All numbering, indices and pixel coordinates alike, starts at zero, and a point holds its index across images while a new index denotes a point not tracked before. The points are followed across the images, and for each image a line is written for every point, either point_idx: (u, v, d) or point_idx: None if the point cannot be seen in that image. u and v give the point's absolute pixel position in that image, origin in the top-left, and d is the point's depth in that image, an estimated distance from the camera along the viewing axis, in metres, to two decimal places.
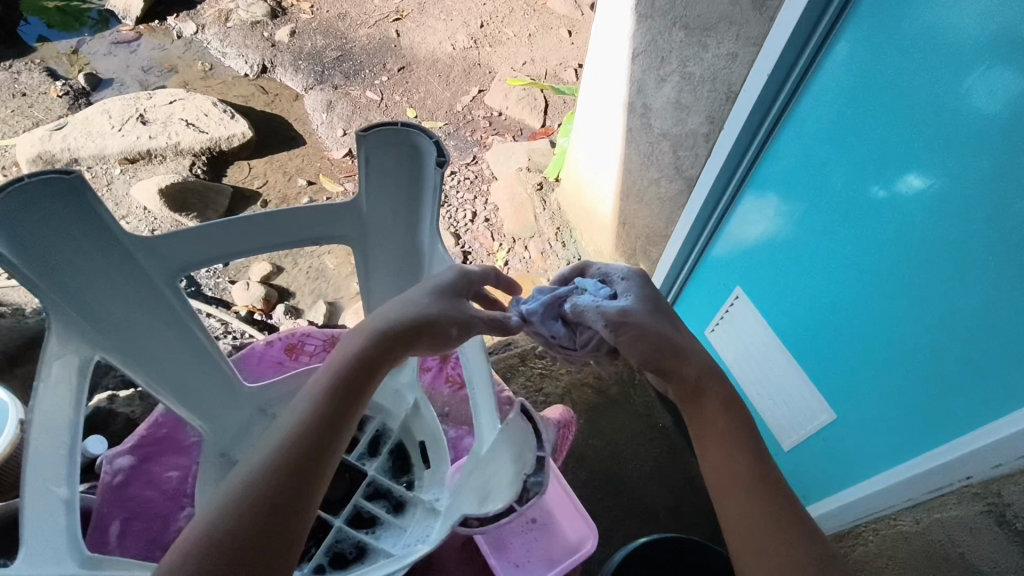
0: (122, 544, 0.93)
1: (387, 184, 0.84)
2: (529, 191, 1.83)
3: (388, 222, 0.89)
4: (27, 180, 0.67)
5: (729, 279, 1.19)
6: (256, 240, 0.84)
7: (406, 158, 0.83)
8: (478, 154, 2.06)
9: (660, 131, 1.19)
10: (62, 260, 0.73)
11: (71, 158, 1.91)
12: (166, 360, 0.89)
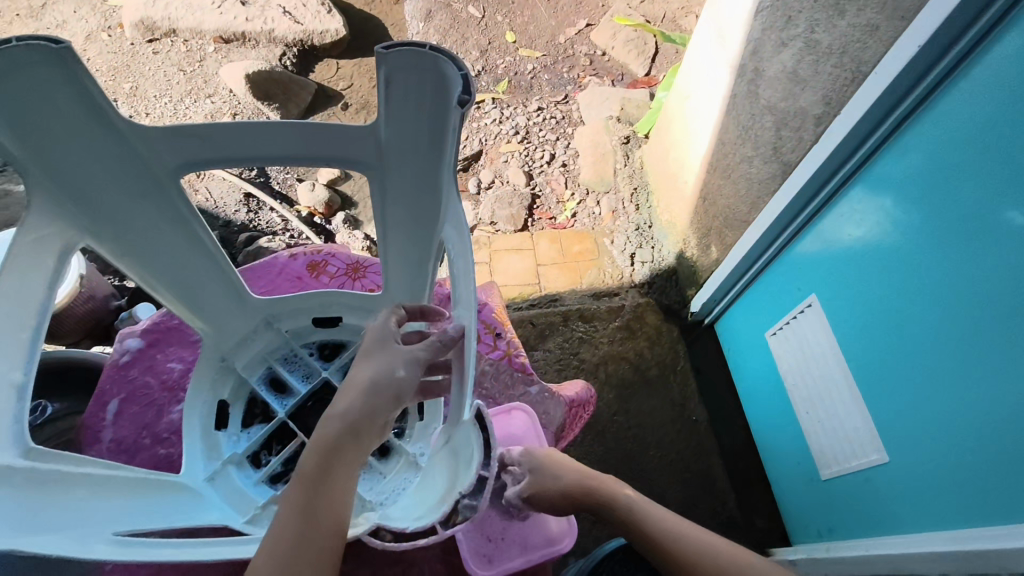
0: (116, 426, 0.86)
1: (411, 116, 0.60)
2: (614, 143, 1.71)
3: (407, 173, 0.65)
4: (13, 44, 0.51)
5: (804, 282, 1.06)
6: (235, 155, 0.63)
7: (432, 86, 0.57)
8: (570, 94, 1.93)
9: (766, 103, 1.04)
10: (46, 139, 0.57)
11: (170, 29, 1.95)
12: (169, 266, 0.72)
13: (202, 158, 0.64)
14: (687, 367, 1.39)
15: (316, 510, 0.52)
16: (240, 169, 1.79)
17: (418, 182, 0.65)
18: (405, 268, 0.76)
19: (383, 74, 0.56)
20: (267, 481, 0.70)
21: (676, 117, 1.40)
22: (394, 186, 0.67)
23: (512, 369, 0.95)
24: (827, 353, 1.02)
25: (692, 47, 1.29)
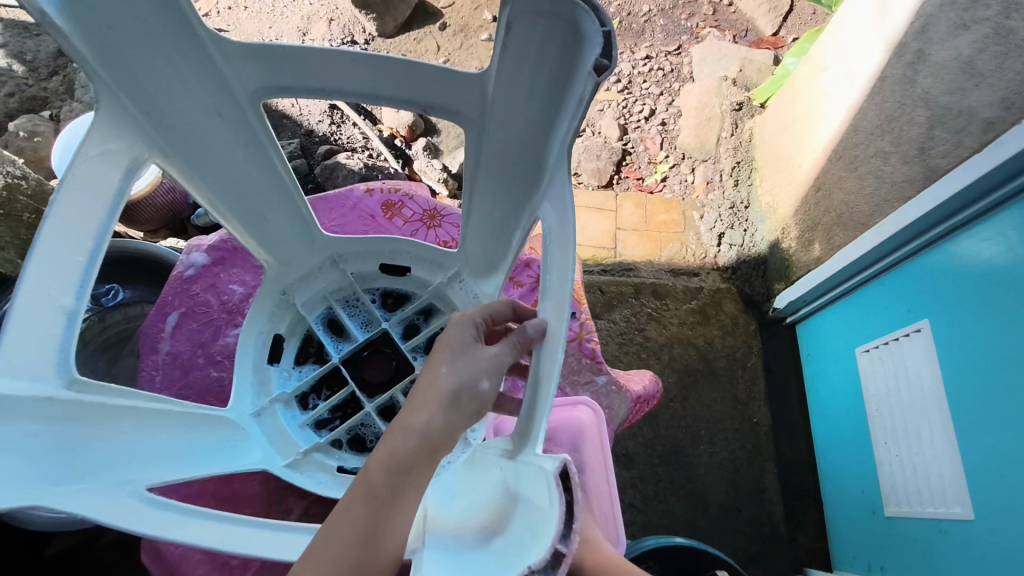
0: (173, 339, 0.86)
1: (528, 70, 0.52)
2: (724, 108, 1.54)
3: (509, 130, 0.59)
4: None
5: (908, 305, 0.95)
6: (319, 82, 0.60)
7: (562, 41, 0.48)
8: (685, 45, 1.78)
9: (923, 93, 0.91)
10: (120, 42, 0.53)
11: None
12: (242, 188, 0.68)
13: (283, 80, 0.60)
14: (758, 365, 1.30)
15: (375, 538, 0.43)
16: None
17: (517, 142, 0.59)
18: (485, 232, 0.71)
19: (507, 19, 0.48)
20: (312, 425, 0.69)
21: (805, 90, 1.25)
22: (493, 140, 0.61)
23: (580, 354, 0.89)
24: (921, 388, 0.92)
25: (842, 14, 1.13)
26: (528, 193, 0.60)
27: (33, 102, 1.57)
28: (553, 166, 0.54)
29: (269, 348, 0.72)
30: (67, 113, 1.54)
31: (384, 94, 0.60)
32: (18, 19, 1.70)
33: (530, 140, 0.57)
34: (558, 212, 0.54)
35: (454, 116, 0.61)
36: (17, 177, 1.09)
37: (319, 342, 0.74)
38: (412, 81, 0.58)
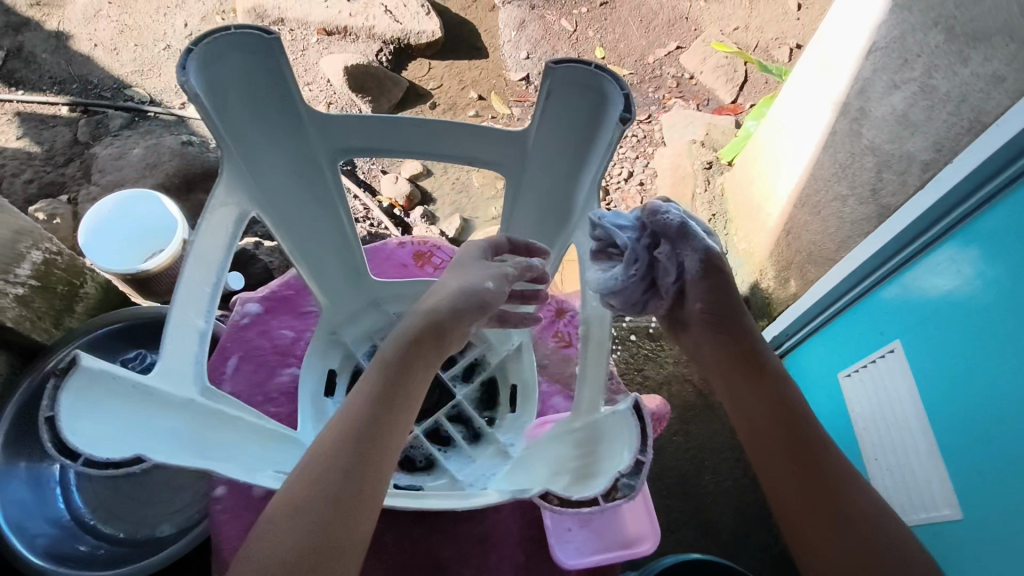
0: (234, 378, 1.03)
1: (561, 125, 0.79)
2: (696, 167, 1.71)
3: (545, 168, 0.85)
4: (229, 31, 0.70)
5: (879, 331, 1.06)
6: (395, 142, 0.83)
7: (586, 106, 0.76)
8: (654, 114, 1.97)
9: (868, 142, 1.06)
10: (238, 107, 0.75)
11: (279, 18, 2.04)
12: (310, 233, 0.91)
13: (366, 139, 0.84)
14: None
15: (378, 432, 0.64)
16: None
17: (550, 179, 0.86)
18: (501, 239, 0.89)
19: (546, 90, 0.75)
20: None
21: (768, 148, 1.40)
22: (530, 179, 0.87)
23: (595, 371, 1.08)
24: (902, 404, 1.00)
25: (794, 79, 1.29)
26: (560, 226, 0.92)
27: (51, 187, 1.67)
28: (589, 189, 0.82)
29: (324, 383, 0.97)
30: (84, 196, 1.64)
31: (439, 151, 0.84)
32: (34, 113, 1.82)
33: (566, 175, 0.84)
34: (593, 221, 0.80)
35: (495, 163, 0.86)
36: (54, 253, 1.15)
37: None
38: (455, 139, 0.82)
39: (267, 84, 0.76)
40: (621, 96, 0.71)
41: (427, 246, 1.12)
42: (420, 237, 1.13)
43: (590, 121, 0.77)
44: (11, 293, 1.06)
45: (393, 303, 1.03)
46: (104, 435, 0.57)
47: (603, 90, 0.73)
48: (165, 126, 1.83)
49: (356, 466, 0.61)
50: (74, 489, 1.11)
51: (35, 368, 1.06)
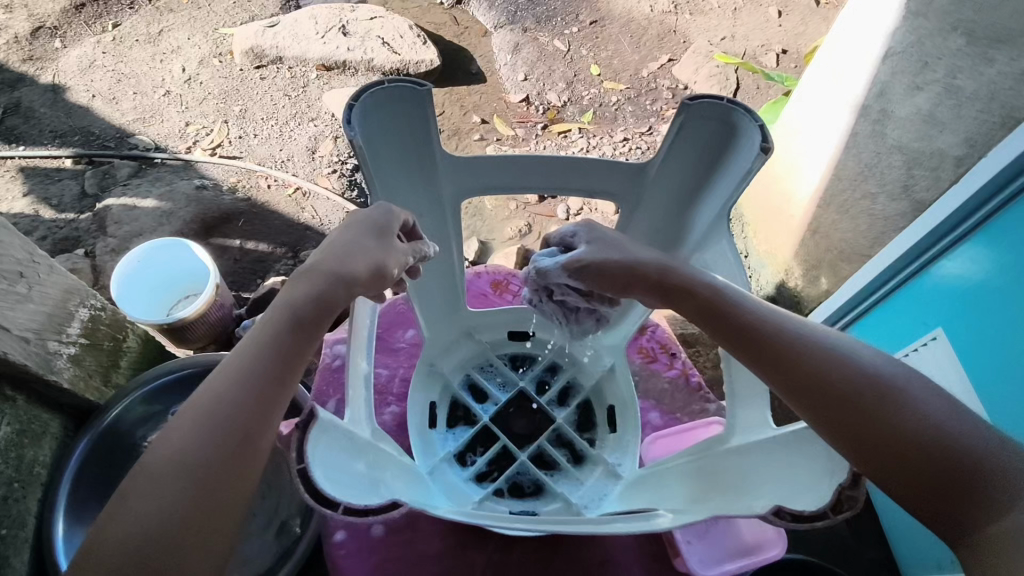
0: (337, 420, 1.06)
1: (682, 160, 0.84)
2: None
3: (665, 200, 0.89)
4: (386, 86, 0.76)
5: (917, 320, 1.09)
6: (541, 180, 0.87)
7: (711, 141, 0.80)
8: (654, 126, 2.02)
9: (894, 142, 1.11)
10: (382, 152, 0.81)
11: (277, 56, 2.05)
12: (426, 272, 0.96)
13: (503, 182, 0.87)
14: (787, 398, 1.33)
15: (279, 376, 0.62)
16: (342, 186, 1.80)
17: (664, 212, 0.90)
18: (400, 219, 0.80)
19: (679, 126, 0.80)
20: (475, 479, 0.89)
21: (781, 151, 1.44)
22: (648, 211, 0.91)
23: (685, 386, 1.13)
24: (944, 392, 1.02)
25: (802, 88, 1.37)
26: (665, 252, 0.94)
27: (66, 243, 1.62)
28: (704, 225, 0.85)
29: (428, 416, 0.96)
30: (102, 249, 1.60)
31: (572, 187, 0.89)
32: (39, 167, 1.78)
33: (679, 207, 0.89)
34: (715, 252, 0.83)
35: (609, 195, 0.90)
36: (98, 308, 1.14)
37: (464, 405, 0.98)
38: (594, 172, 0.87)
39: (404, 133, 0.82)
40: (756, 127, 0.73)
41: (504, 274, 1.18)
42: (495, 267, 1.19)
43: (720, 152, 0.80)
44: (65, 353, 1.04)
45: (487, 331, 1.04)
46: (341, 482, 0.62)
47: (734, 122, 0.76)
48: (174, 171, 1.79)
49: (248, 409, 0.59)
50: None
51: (91, 425, 1.06)
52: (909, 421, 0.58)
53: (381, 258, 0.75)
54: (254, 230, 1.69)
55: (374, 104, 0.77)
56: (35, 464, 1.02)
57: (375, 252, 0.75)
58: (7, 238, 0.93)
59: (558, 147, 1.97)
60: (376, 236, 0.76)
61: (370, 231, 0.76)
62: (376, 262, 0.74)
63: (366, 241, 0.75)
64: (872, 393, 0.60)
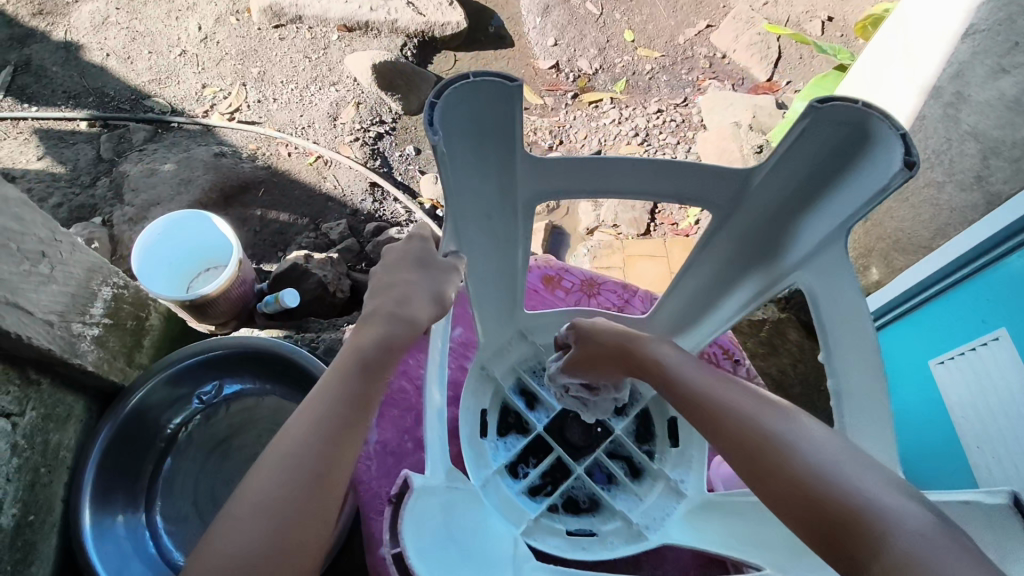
0: (380, 427, 0.96)
1: (801, 158, 0.62)
2: (746, 152, 1.65)
3: (767, 205, 0.67)
4: (472, 79, 0.57)
5: (970, 320, 1.01)
6: (620, 184, 0.69)
7: (844, 139, 0.59)
8: (690, 97, 1.91)
9: (969, 127, 1.03)
10: (464, 145, 0.62)
11: (297, 15, 1.95)
12: (490, 274, 0.79)
13: (584, 184, 0.69)
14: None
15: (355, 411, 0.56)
16: (364, 156, 1.73)
17: (766, 220, 0.69)
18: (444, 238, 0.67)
19: (801, 127, 0.59)
20: (528, 492, 0.82)
21: None
22: (745, 218, 0.70)
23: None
24: (991, 398, 0.94)
25: (861, 62, 1.30)
26: (746, 267, 0.75)
27: (81, 211, 1.55)
28: (814, 239, 0.65)
29: (479, 424, 0.85)
30: (119, 218, 1.52)
31: (658, 192, 0.70)
32: (52, 130, 1.71)
33: (784, 215, 0.68)
34: (828, 273, 0.64)
35: (703, 203, 0.70)
36: (121, 287, 1.11)
37: (517, 411, 0.88)
38: (689, 175, 0.67)
39: (487, 123, 0.62)
40: (900, 139, 0.53)
41: (555, 267, 1.00)
42: (544, 259, 1.01)
43: (840, 160, 0.60)
44: (88, 335, 1.01)
45: (538, 334, 0.90)
46: (428, 542, 0.59)
47: (870, 130, 0.56)
48: (191, 136, 1.72)
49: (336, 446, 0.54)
50: (165, 535, 1.07)
51: (114, 412, 1.02)
52: (781, 484, 0.49)
53: (434, 280, 0.67)
54: (274, 200, 1.63)
55: (462, 98, 0.58)
56: (60, 448, 1.00)
57: (422, 280, 0.66)
58: (30, 216, 0.91)
59: (589, 118, 1.86)
60: (419, 264, 0.67)
61: (411, 259, 0.68)
62: (429, 288, 0.66)
63: (407, 271, 0.67)
64: (758, 440, 0.52)
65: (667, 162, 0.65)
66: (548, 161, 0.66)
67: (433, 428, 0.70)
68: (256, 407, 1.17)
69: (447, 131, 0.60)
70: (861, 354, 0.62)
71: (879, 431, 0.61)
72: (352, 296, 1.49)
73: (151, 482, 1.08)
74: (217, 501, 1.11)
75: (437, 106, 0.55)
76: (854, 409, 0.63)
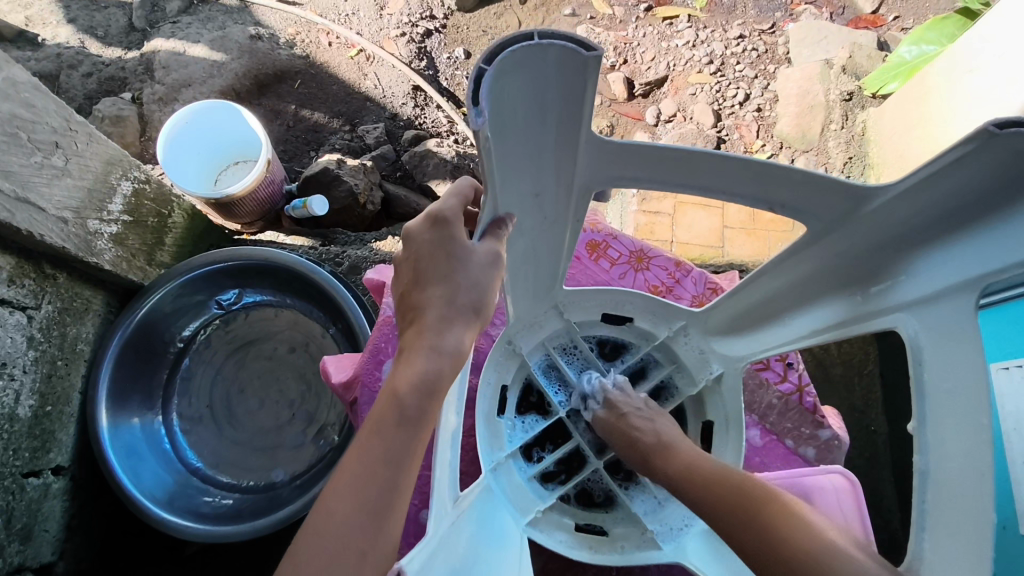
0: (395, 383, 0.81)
1: (947, 186, 0.45)
2: (832, 97, 1.46)
3: (878, 230, 0.51)
4: (536, 40, 0.41)
5: (1013, 339, 0.83)
6: (683, 177, 0.53)
7: (1015, 174, 0.42)
8: (779, 23, 1.61)
9: None
10: (512, 114, 0.46)
11: None
12: (526, 254, 0.63)
13: (639, 173, 0.53)
14: (875, 373, 1.14)
15: (405, 453, 0.47)
16: (410, 55, 1.58)
17: (869, 247, 0.53)
18: (485, 209, 0.51)
19: (960, 151, 0.43)
20: (540, 479, 0.67)
21: (940, 91, 1.20)
22: (842, 239, 0.54)
23: (800, 408, 0.79)
24: None
25: (997, 10, 1.09)
26: (828, 290, 0.59)
27: (111, 83, 1.47)
28: (931, 285, 0.49)
29: (498, 400, 0.68)
30: (148, 95, 1.44)
31: (732, 190, 0.53)
32: None
33: (899, 243, 0.51)
34: (940, 332, 0.48)
35: (805, 213, 0.53)
36: (142, 182, 1.05)
37: (539, 390, 0.71)
38: (783, 178, 0.50)
39: (543, 91, 0.45)
40: None
41: (602, 232, 0.89)
42: (593, 221, 0.89)
43: (1000, 198, 0.44)
44: (106, 233, 0.96)
45: (575, 312, 0.72)
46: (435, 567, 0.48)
47: None
48: (227, 12, 1.59)
49: (388, 500, 0.45)
50: (180, 433, 1.07)
51: (128, 314, 0.97)
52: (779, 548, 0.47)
53: (472, 279, 0.51)
54: (310, 94, 1.52)
55: (522, 61, 0.42)
56: (78, 341, 0.96)
57: (458, 286, 0.51)
58: (42, 103, 0.85)
59: (659, 37, 1.60)
60: (449, 259, 0.52)
61: (436, 254, 0.52)
62: (470, 294, 0.51)
63: (441, 260, 0.52)
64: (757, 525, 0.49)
65: (773, 163, 0.49)
66: (613, 145, 0.49)
67: (446, 453, 0.54)
68: (274, 318, 1.13)
69: (494, 108, 0.44)
70: (969, 450, 0.44)
71: (969, 557, 0.41)
72: (383, 209, 1.40)
73: (167, 380, 1.08)
74: (231, 407, 1.10)
75: (486, 74, 0.41)
76: (931, 514, 0.45)
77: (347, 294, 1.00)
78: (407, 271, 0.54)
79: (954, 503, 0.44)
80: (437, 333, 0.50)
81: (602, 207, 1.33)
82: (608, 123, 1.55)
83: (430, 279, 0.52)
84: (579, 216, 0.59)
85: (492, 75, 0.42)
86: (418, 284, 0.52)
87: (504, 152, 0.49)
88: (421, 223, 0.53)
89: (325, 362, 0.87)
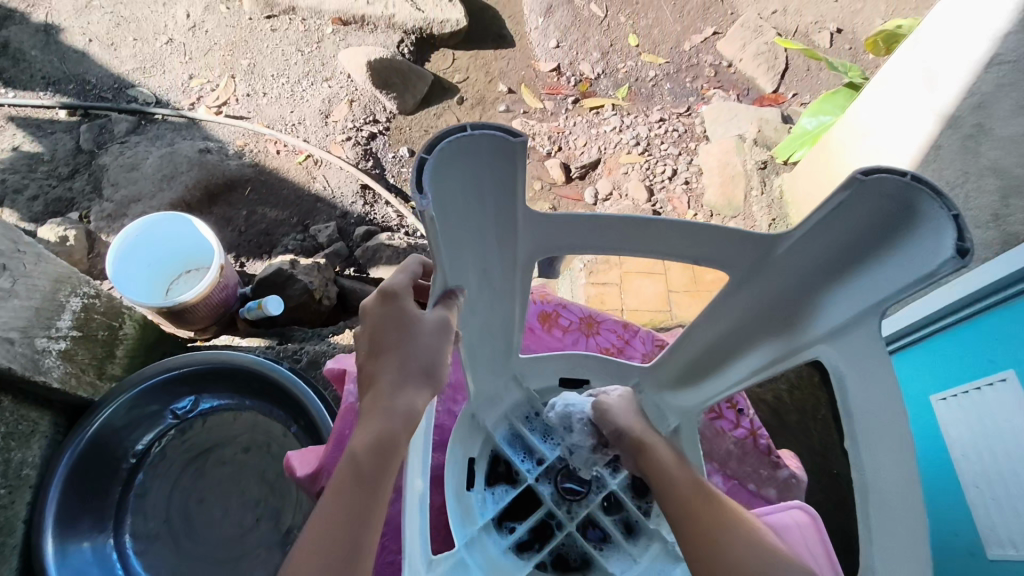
0: None
1: (837, 228, 0.51)
2: (749, 167, 1.60)
3: (790, 273, 0.57)
4: (469, 131, 0.46)
5: (945, 371, 0.91)
6: (616, 242, 0.58)
7: (890, 213, 0.48)
8: (693, 107, 1.78)
9: (989, 164, 0.96)
10: (453, 196, 0.50)
11: (290, 6, 1.84)
12: (481, 326, 0.66)
13: (576, 242, 0.58)
14: (828, 417, 1.18)
15: (367, 514, 0.48)
16: (356, 157, 1.66)
17: (784, 289, 0.58)
18: (435, 284, 0.54)
19: (840, 197, 0.49)
20: (515, 549, 0.67)
21: (839, 153, 1.34)
22: (761, 285, 0.59)
23: (757, 453, 0.82)
24: (983, 441, 0.82)
25: (879, 81, 1.23)
26: (757, 331, 0.64)
27: (58, 205, 1.49)
28: (842, 317, 0.54)
29: (466, 472, 0.70)
30: (97, 213, 1.46)
31: (661, 249, 0.58)
32: (30, 117, 1.63)
33: (808, 284, 0.57)
34: (856, 360, 0.53)
35: (724, 264, 0.58)
36: (93, 296, 1.05)
37: (506, 460, 0.72)
38: (702, 234, 0.55)
39: (481, 173, 0.50)
40: (952, 219, 0.44)
41: (552, 302, 0.93)
42: (542, 292, 0.93)
43: (878, 235, 0.50)
44: (54, 350, 0.95)
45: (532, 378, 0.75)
46: None
47: (913, 205, 0.46)
48: (175, 129, 1.65)
49: (353, 555, 0.46)
50: (134, 555, 1.01)
51: (78, 432, 0.95)
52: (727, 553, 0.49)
53: (425, 348, 0.54)
54: (261, 199, 1.56)
55: (456, 149, 0.47)
56: (23, 467, 0.92)
57: (410, 354, 0.53)
58: None
59: (589, 125, 1.74)
60: (400, 331, 0.54)
61: (389, 326, 0.54)
62: (421, 360, 0.53)
63: (393, 333, 0.54)
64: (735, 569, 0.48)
65: (689, 223, 0.54)
66: (550, 218, 0.54)
67: (415, 518, 0.56)
68: (234, 422, 1.11)
69: (436, 191, 0.49)
70: (900, 461, 0.48)
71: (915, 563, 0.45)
72: (339, 303, 1.42)
73: (120, 498, 1.03)
74: (190, 520, 1.05)
75: (427, 163, 0.46)
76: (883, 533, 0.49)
77: (308, 390, 0.99)
78: (364, 345, 0.56)
79: (896, 516, 0.48)
80: (390, 396, 0.52)
81: (553, 283, 1.39)
82: (550, 205, 1.64)
83: (385, 352, 0.54)
84: (525, 286, 0.62)
85: (433, 162, 0.46)
86: (373, 358, 0.54)
87: (451, 230, 0.53)
88: (374, 300, 0.56)
89: (288, 457, 0.86)
